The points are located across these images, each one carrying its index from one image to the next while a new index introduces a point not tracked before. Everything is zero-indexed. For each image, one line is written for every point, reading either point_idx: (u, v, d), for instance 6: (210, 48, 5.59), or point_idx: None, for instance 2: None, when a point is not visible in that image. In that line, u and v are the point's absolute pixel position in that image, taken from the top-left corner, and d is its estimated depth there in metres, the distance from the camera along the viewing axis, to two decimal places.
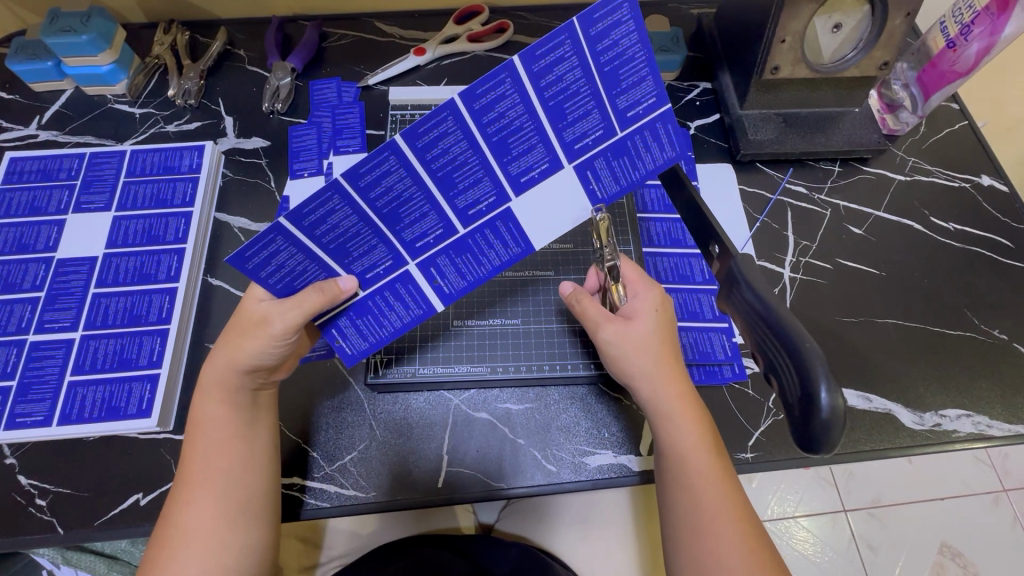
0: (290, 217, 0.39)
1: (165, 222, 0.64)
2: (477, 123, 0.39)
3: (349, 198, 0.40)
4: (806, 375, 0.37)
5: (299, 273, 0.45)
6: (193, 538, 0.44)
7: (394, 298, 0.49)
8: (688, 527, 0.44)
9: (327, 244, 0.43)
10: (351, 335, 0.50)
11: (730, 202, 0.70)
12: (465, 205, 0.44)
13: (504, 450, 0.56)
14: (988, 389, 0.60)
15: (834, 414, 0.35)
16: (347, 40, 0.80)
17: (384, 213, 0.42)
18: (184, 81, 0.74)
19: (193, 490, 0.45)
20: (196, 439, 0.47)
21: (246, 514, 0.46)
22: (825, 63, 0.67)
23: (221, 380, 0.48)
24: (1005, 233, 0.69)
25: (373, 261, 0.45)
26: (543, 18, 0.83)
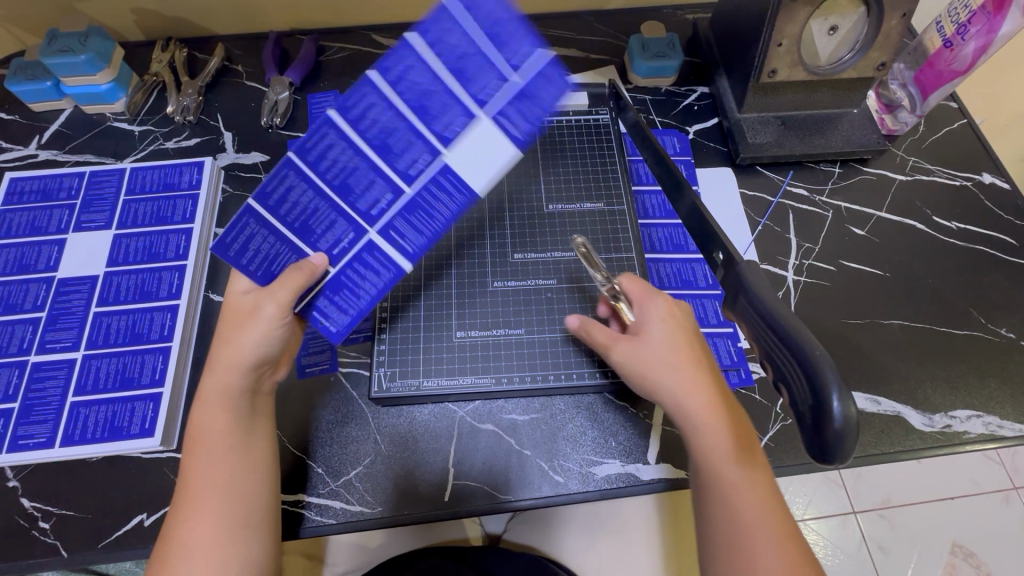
0: (260, 200, 0.43)
1: (166, 239, 0.63)
2: (396, 92, 0.39)
3: (303, 173, 0.42)
4: (819, 383, 0.36)
5: (275, 258, 0.47)
6: (192, 552, 0.43)
7: (364, 269, 0.49)
8: (725, 541, 0.43)
9: (292, 225, 0.45)
10: (333, 314, 0.51)
11: (730, 207, 0.70)
12: (405, 168, 0.44)
13: (510, 462, 0.56)
14: (997, 389, 0.60)
15: (848, 423, 0.35)
16: (343, 53, 0.81)
17: (335, 183, 0.43)
18: (183, 98, 0.74)
19: (194, 503, 0.45)
20: (193, 455, 0.47)
21: (247, 529, 0.45)
22: (822, 65, 0.67)
23: (226, 388, 0.48)
24: (1008, 231, 0.69)
25: (337, 238, 0.47)
26: (538, 26, 0.83)
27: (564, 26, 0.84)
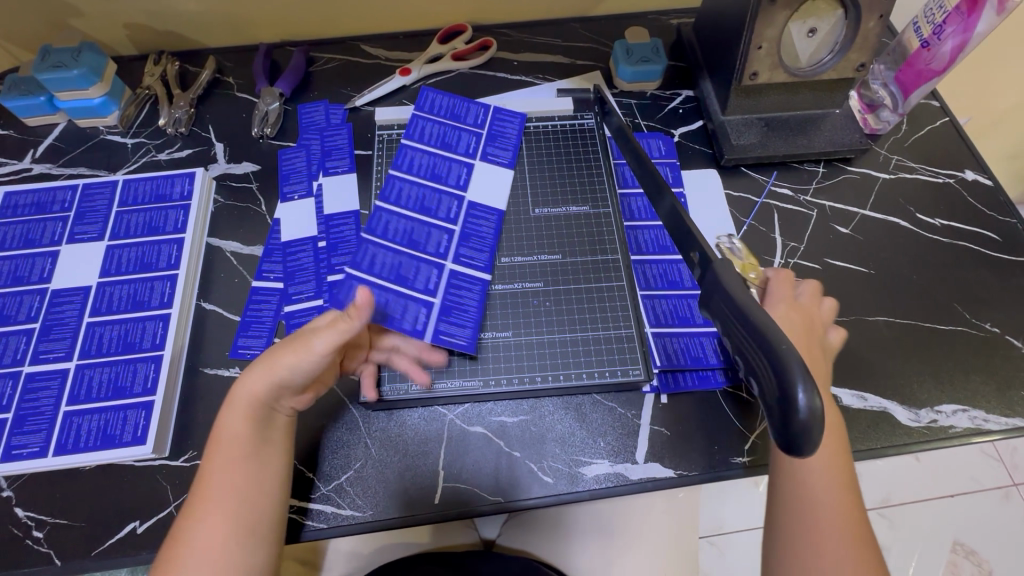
0: (355, 271, 0.61)
1: (158, 249, 0.64)
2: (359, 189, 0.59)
3: (382, 244, 0.62)
4: (784, 374, 0.36)
5: (387, 306, 0.59)
6: (200, 555, 0.44)
7: (456, 288, 0.60)
8: (802, 524, 0.47)
9: (387, 278, 0.60)
10: (452, 331, 0.58)
11: (716, 207, 0.71)
12: (446, 215, 0.65)
13: (500, 464, 0.56)
14: (983, 383, 0.60)
15: (812, 414, 0.35)
16: (333, 63, 0.82)
17: (405, 243, 0.63)
18: (175, 110, 0.76)
19: (205, 506, 0.46)
20: (213, 456, 0.48)
21: (253, 536, 0.46)
22: (803, 66, 0.68)
23: (252, 399, 0.48)
24: (991, 227, 0.70)
25: (426, 277, 0.61)
26: (525, 33, 0.85)
27: (550, 32, 0.85)
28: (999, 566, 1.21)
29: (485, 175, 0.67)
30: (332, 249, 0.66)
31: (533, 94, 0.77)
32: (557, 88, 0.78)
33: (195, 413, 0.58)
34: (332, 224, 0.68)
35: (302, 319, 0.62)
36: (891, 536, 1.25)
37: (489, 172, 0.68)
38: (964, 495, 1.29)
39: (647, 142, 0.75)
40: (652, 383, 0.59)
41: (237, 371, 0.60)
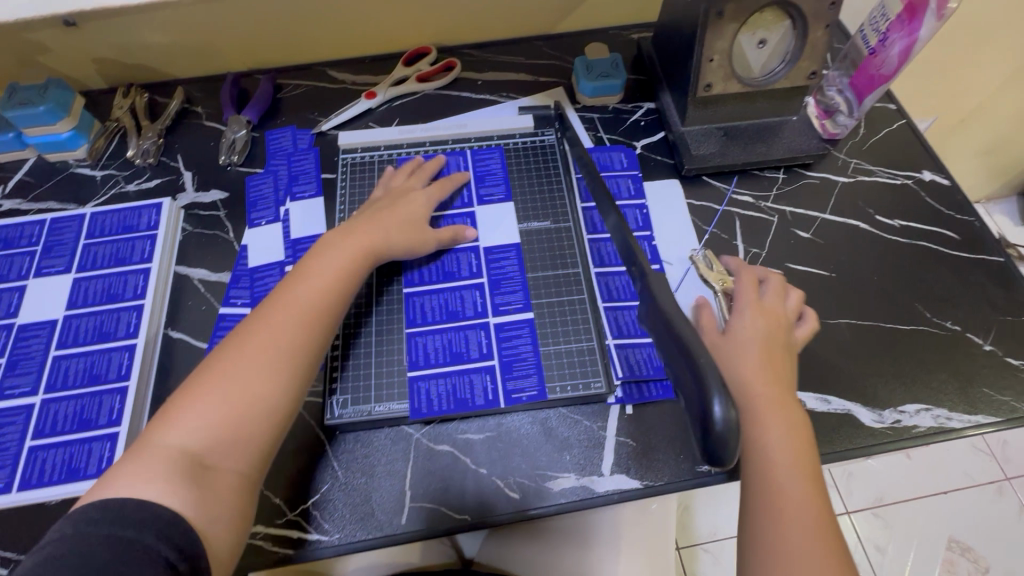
0: (415, 367, 0.60)
1: (124, 280, 0.65)
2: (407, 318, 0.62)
3: (426, 329, 0.62)
4: (703, 389, 0.38)
5: (456, 388, 0.58)
6: (216, 394, 0.47)
7: (507, 342, 0.61)
8: (771, 537, 0.45)
9: (444, 359, 0.60)
10: (523, 384, 0.59)
11: (678, 217, 0.72)
12: (470, 271, 0.65)
13: (466, 481, 0.56)
14: (945, 382, 0.61)
15: (727, 428, 0.37)
16: (300, 89, 0.83)
17: (444, 316, 0.62)
18: (143, 141, 0.77)
19: (241, 351, 0.50)
20: (291, 287, 0.54)
21: (264, 397, 0.48)
22: (756, 76, 0.70)
23: (323, 275, 0.55)
24: (950, 225, 0.70)
25: (478, 340, 0.61)
26: (489, 53, 0.86)
27: (514, 51, 0.86)
28: (994, 562, 1.20)
29: (497, 215, 0.69)
30: None
31: (497, 112, 0.78)
32: (519, 106, 0.79)
33: None
34: (299, 248, 0.69)
35: None
36: (885, 536, 1.25)
37: (491, 215, 0.69)
38: (957, 492, 1.29)
39: (609, 155, 0.76)
40: (616, 395, 0.59)
41: None
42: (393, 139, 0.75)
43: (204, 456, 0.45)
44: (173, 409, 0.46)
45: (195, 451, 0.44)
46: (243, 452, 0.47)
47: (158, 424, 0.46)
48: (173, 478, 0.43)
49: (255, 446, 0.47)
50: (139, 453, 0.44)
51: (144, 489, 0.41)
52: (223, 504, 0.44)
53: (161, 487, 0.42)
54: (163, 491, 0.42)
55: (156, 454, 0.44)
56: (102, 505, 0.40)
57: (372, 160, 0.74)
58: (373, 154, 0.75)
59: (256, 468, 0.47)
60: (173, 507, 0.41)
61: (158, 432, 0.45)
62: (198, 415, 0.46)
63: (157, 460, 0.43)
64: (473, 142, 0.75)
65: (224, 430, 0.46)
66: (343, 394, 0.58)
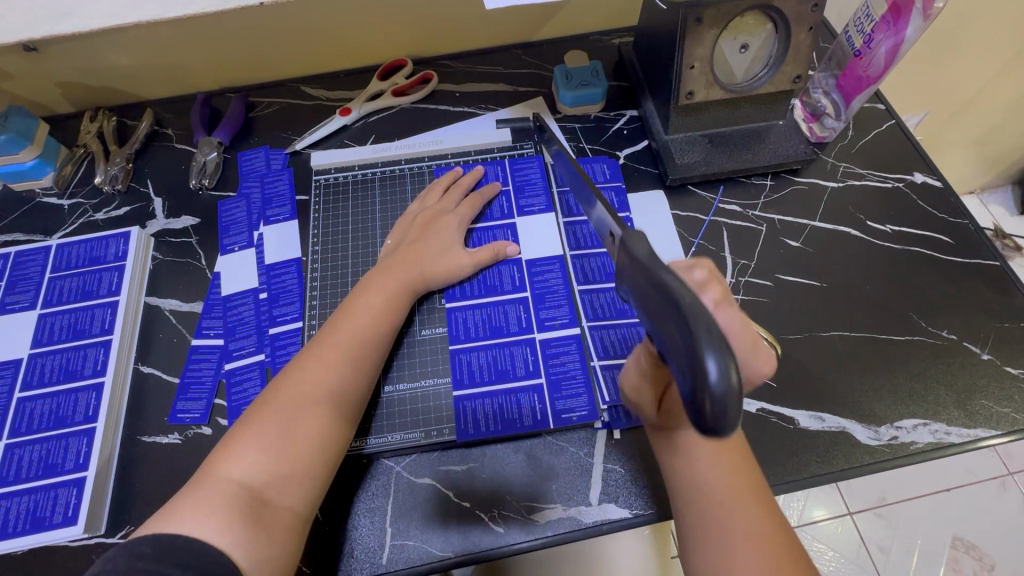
0: (459, 386, 0.59)
1: (91, 315, 0.63)
2: (452, 332, 0.62)
3: (469, 346, 0.61)
4: (692, 341, 0.30)
5: (502, 408, 0.58)
6: (271, 425, 0.49)
7: (554, 360, 0.60)
8: None
9: (490, 378, 0.59)
10: (576, 406, 0.57)
11: (664, 229, 0.70)
12: (513, 285, 0.64)
13: (448, 518, 0.54)
14: (942, 394, 0.59)
15: (725, 382, 0.28)
16: (273, 107, 0.81)
17: (488, 331, 0.62)
18: (110, 167, 0.74)
19: (292, 381, 0.52)
20: (340, 318, 0.57)
21: (312, 432, 0.49)
22: (739, 82, 0.68)
23: (371, 309, 0.58)
24: (943, 229, 0.68)
25: (524, 358, 0.60)
26: (466, 63, 0.84)
27: (492, 60, 0.84)
28: (1001, 560, 1.18)
29: (540, 226, 0.68)
30: (274, 301, 0.65)
31: (475, 127, 0.77)
32: (498, 119, 0.78)
33: (134, 485, 0.56)
34: (273, 273, 0.67)
35: (242, 378, 0.60)
36: (888, 536, 1.23)
37: (536, 224, 0.68)
38: (961, 488, 1.27)
39: (591, 166, 0.74)
40: (602, 419, 0.57)
41: (176, 437, 0.58)
42: (368, 158, 0.73)
43: (262, 491, 0.46)
44: (231, 443, 0.48)
45: (252, 484, 0.46)
46: (297, 488, 0.47)
47: (218, 456, 0.47)
48: (227, 513, 0.44)
49: (309, 482, 0.48)
50: (201, 486, 0.45)
51: (204, 525, 0.43)
52: (278, 540, 0.45)
53: (219, 521, 0.43)
54: (220, 527, 0.43)
55: (217, 487, 0.45)
56: (159, 538, 0.41)
57: (346, 181, 0.72)
58: (348, 174, 0.73)
59: (309, 504, 0.48)
60: (225, 546, 0.42)
61: (219, 465, 0.47)
62: (255, 450, 0.47)
63: (214, 495, 0.44)
64: (450, 158, 0.74)
65: (280, 466, 0.47)
66: (385, 416, 0.58)
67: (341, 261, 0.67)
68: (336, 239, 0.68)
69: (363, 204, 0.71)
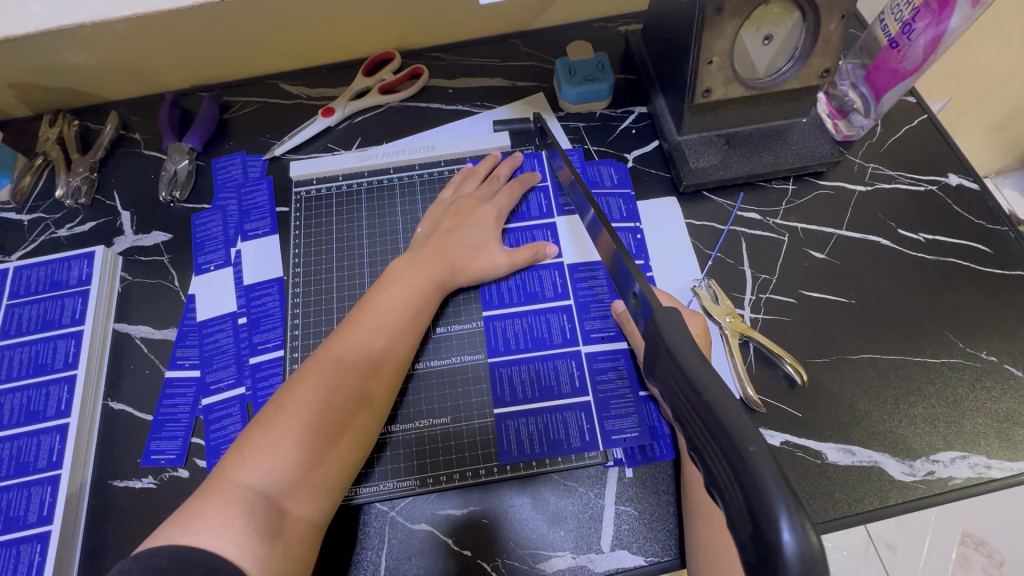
0: (499, 403, 0.55)
1: (53, 347, 0.57)
2: (489, 344, 0.57)
3: (509, 359, 0.57)
4: (758, 497, 0.24)
5: (548, 428, 0.54)
6: (292, 424, 0.43)
7: (601, 375, 0.56)
8: None
9: (533, 395, 0.55)
10: (627, 428, 0.53)
11: (677, 241, 0.64)
12: (554, 292, 0.60)
13: (447, 569, 0.49)
14: (983, 423, 0.54)
15: (804, 561, 0.23)
16: (249, 107, 0.74)
17: (529, 343, 0.57)
18: (72, 178, 0.68)
19: (313, 376, 0.46)
20: (364, 308, 0.52)
21: (334, 434, 0.45)
22: (760, 77, 0.61)
23: (400, 299, 0.53)
24: (980, 238, 0.63)
25: (569, 373, 0.56)
26: (459, 55, 0.77)
27: (488, 52, 0.77)
28: (1012, 557, 1.05)
29: (567, 235, 0.63)
30: (254, 326, 0.60)
31: (471, 128, 0.71)
32: (494, 118, 0.71)
33: (106, 535, 0.51)
34: (253, 295, 0.61)
35: (220, 415, 0.55)
36: None
37: (572, 228, 0.63)
38: None
39: (597, 170, 0.68)
40: (615, 457, 0.53)
41: (149, 482, 0.53)
42: (353, 166, 0.67)
43: (281, 500, 0.41)
44: (246, 446, 0.42)
45: (271, 493, 0.41)
46: (316, 498, 0.43)
47: (232, 460, 0.42)
48: (246, 526, 0.38)
49: (328, 492, 0.44)
50: (212, 494, 0.40)
51: (219, 539, 0.37)
52: (291, 558, 0.40)
53: (238, 534, 0.38)
54: (238, 542, 0.37)
55: (230, 495, 0.40)
56: (168, 547, 0.36)
57: (330, 193, 0.66)
58: (332, 185, 0.67)
59: (325, 514, 0.44)
60: (239, 562, 0.37)
61: (233, 470, 0.41)
62: (275, 453, 0.42)
63: (230, 503, 0.39)
64: (443, 166, 0.68)
65: (301, 474, 0.42)
66: (401, 456, 0.53)
67: (325, 282, 0.61)
68: (321, 256, 0.63)
69: (349, 217, 0.65)
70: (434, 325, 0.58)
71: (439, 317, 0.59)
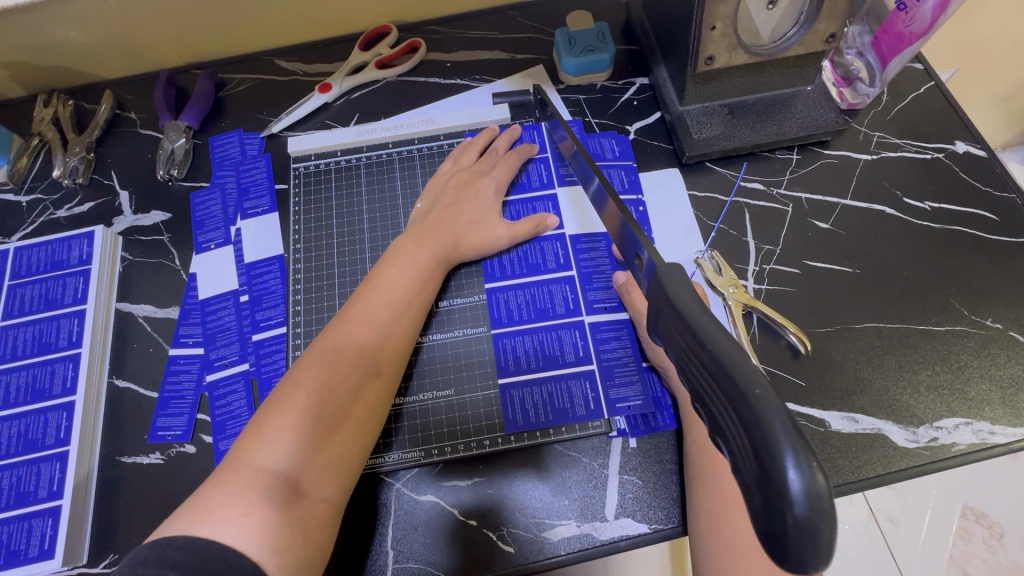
0: (503, 373, 0.55)
1: (57, 326, 0.58)
2: (493, 317, 0.57)
3: (513, 330, 0.57)
4: (765, 442, 0.23)
5: (553, 397, 0.54)
6: (300, 403, 0.42)
7: (606, 345, 0.56)
8: None
9: (537, 365, 0.55)
10: (632, 396, 0.54)
11: (680, 212, 0.63)
12: (557, 262, 0.59)
13: (454, 539, 0.50)
14: (987, 389, 0.54)
15: (811, 503, 0.22)
16: (246, 84, 0.73)
17: (532, 313, 0.57)
18: (69, 158, 0.67)
19: (317, 355, 0.46)
20: (365, 287, 0.51)
21: (345, 411, 0.44)
22: (765, 43, 0.59)
23: (401, 277, 0.52)
24: (987, 205, 0.62)
25: (573, 343, 0.56)
26: (458, 28, 0.75)
27: (486, 24, 0.76)
28: (1010, 529, 1.04)
29: (567, 205, 0.62)
30: (256, 304, 0.60)
31: (470, 102, 0.70)
32: (494, 91, 0.70)
33: (116, 510, 0.52)
34: (254, 273, 0.61)
35: (225, 391, 0.56)
36: None
37: (573, 199, 0.62)
38: None
39: (598, 142, 0.67)
40: (618, 428, 0.53)
41: (157, 457, 0.54)
42: (351, 141, 0.66)
43: (297, 480, 0.40)
44: (263, 426, 0.41)
45: (287, 472, 0.40)
46: (336, 479, 0.42)
47: (244, 442, 0.41)
48: (263, 516, 0.37)
49: (345, 468, 0.43)
50: (226, 477, 0.39)
51: (236, 530, 0.36)
52: (312, 544, 0.39)
53: (257, 525, 0.37)
54: (255, 535, 0.36)
55: (247, 477, 0.39)
56: (182, 539, 0.34)
57: (329, 169, 0.65)
58: (330, 161, 0.66)
59: (343, 494, 0.43)
60: (254, 557, 0.35)
61: (247, 452, 0.40)
62: (288, 434, 0.41)
63: (244, 487, 0.38)
64: (442, 139, 0.67)
65: (315, 453, 0.42)
66: (408, 430, 0.53)
67: (325, 258, 0.61)
68: (320, 231, 0.62)
69: (348, 193, 0.64)
70: (438, 300, 0.58)
71: (442, 291, 0.59)
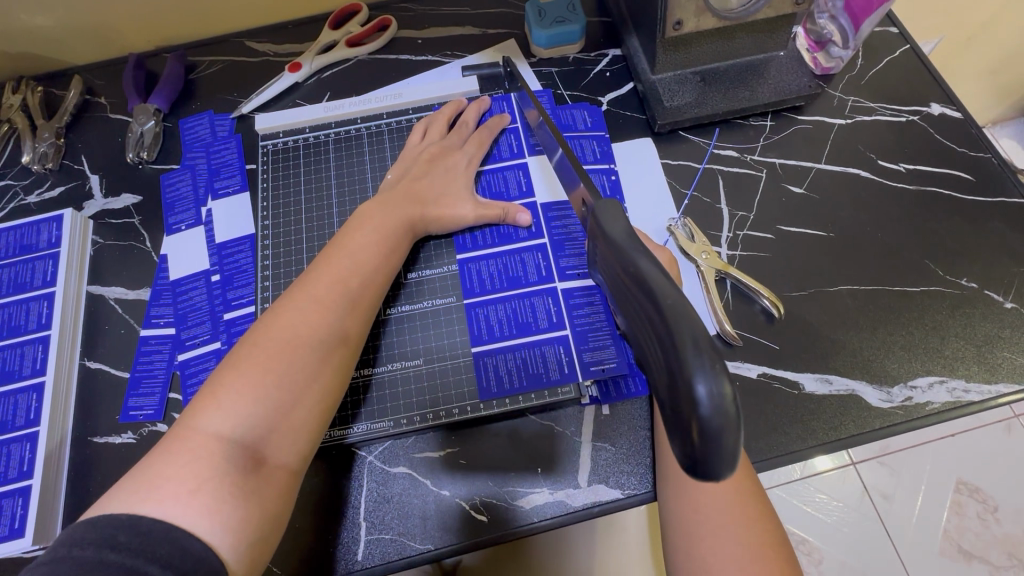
0: (477, 342, 0.55)
1: (26, 309, 0.57)
2: (465, 287, 0.57)
3: (486, 299, 0.56)
4: (677, 357, 0.25)
5: (527, 363, 0.53)
6: (253, 370, 0.42)
7: (581, 310, 0.55)
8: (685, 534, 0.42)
9: (510, 332, 0.55)
10: (606, 358, 0.53)
11: (653, 181, 0.63)
12: (529, 231, 0.59)
13: (427, 509, 0.49)
14: (962, 348, 0.54)
15: (716, 409, 0.24)
16: (216, 66, 0.73)
17: (505, 282, 0.57)
18: (38, 143, 0.67)
19: (273, 322, 0.45)
20: (327, 255, 0.51)
21: (300, 377, 0.43)
22: (733, 7, 0.58)
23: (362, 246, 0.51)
24: (963, 165, 0.62)
25: (546, 309, 0.55)
26: (429, 4, 0.75)
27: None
28: (1004, 502, 1.03)
29: (538, 174, 0.62)
30: (227, 283, 0.59)
31: (441, 76, 0.69)
32: (464, 66, 0.70)
33: (88, 489, 0.52)
34: (225, 253, 0.61)
35: (197, 368, 0.55)
36: None
37: (545, 168, 0.62)
38: None
39: (570, 114, 0.66)
40: (590, 395, 0.52)
41: (129, 437, 0.54)
42: (320, 118, 0.66)
43: (249, 444, 0.40)
44: (217, 391, 0.41)
45: (237, 438, 0.40)
46: (296, 443, 0.42)
47: (196, 408, 0.41)
48: (217, 494, 0.37)
49: (302, 435, 0.43)
50: (176, 444, 0.39)
51: (184, 504, 0.36)
52: (269, 515, 0.39)
53: (207, 502, 0.37)
54: (205, 513, 0.36)
55: (197, 443, 0.39)
56: (124, 519, 0.34)
57: (299, 146, 0.65)
58: (299, 138, 0.65)
59: (304, 460, 0.43)
60: (205, 536, 0.36)
61: (198, 419, 0.40)
62: (240, 399, 0.41)
63: (195, 459, 0.38)
64: (411, 114, 0.67)
65: (269, 419, 0.41)
66: (377, 401, 0.53)
67: (296, 234, 0.61)
68: (290, 208, 0.62)
69: (317, 170, 0.64)
70: (406, 272, 0.58)
71: (411, 263, 0.58)
